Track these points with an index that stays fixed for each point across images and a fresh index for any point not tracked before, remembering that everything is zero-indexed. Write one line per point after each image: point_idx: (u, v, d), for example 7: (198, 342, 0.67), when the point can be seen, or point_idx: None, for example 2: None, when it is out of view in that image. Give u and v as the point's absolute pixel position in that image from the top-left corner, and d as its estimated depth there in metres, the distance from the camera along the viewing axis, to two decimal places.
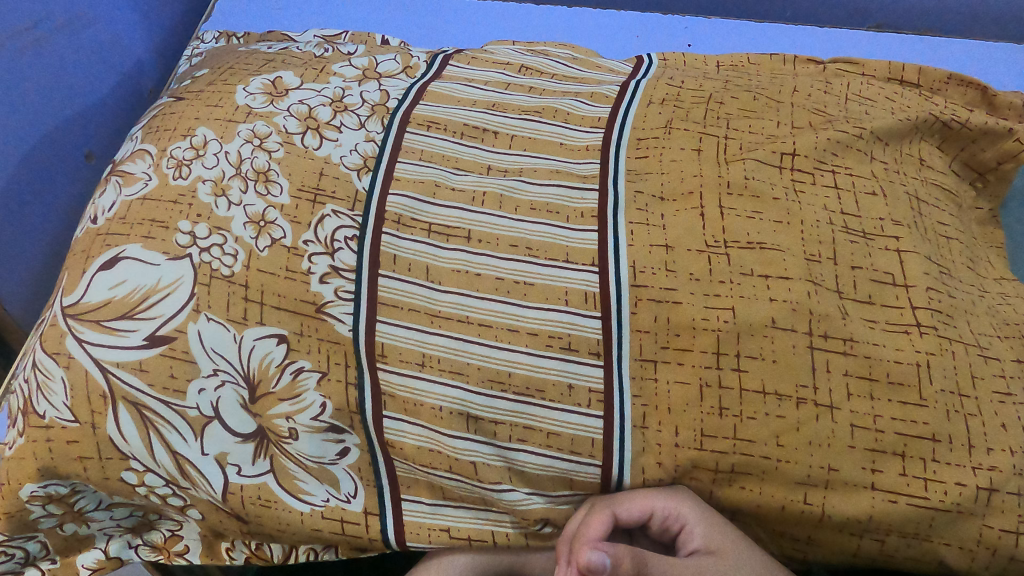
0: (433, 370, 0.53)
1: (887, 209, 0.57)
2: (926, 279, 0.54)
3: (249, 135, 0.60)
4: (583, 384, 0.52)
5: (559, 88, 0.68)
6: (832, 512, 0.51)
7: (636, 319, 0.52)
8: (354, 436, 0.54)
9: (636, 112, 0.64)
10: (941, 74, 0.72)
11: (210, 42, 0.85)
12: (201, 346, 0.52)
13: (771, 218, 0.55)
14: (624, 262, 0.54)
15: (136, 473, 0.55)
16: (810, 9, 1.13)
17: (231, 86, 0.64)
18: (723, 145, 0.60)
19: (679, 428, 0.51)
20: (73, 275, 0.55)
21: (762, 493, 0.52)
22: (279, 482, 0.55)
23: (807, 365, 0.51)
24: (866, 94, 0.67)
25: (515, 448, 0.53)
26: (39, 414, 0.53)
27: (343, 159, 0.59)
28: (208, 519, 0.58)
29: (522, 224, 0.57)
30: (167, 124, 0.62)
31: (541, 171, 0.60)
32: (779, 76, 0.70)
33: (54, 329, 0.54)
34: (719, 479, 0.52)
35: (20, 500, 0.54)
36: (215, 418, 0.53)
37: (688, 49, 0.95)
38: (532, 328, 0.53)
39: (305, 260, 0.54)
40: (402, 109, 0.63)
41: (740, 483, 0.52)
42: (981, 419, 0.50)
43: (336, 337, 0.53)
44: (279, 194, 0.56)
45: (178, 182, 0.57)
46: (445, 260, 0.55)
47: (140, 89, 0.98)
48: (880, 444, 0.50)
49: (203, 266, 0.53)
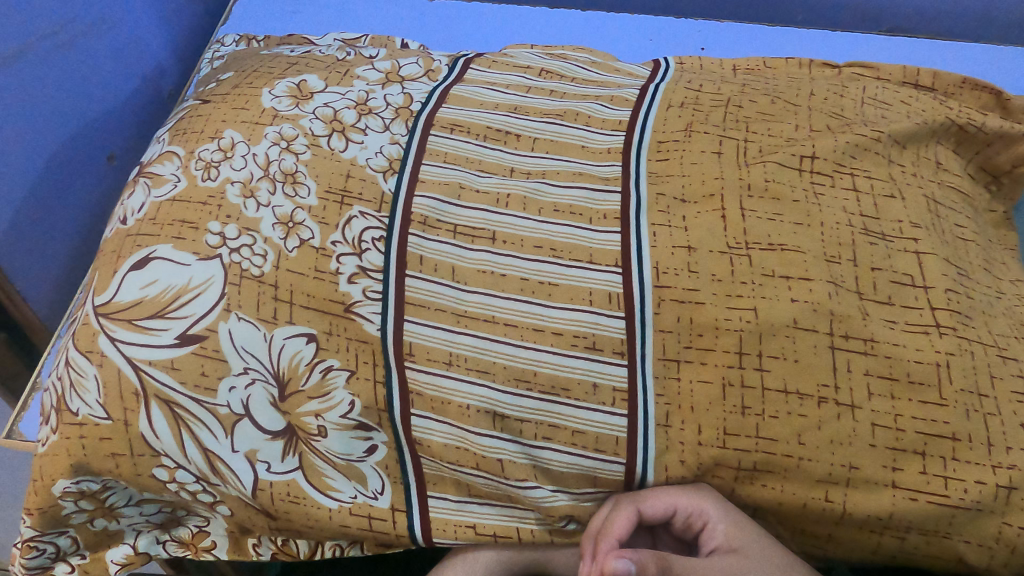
0: (460, 369, 0.53)
1: (906, 211, 0.58)
2: (945, 280, 0.55)
3: (275, 138, 0.61)
4: (607, 383, 0.53)
5: (579, 91, 0.69)
6: (853, 509, 0.51)
7: (659, 319, 0.53)
8: (381, 434, 0.55)
9: (656, 115, 0.65)
10: (955, 78, 0.73)
11: (231, 45, 0.86)
12: (232, 344, 0.53)
13: (791, 219, 0.56)
14: (646, 263, 0.55)
15: (167, 470, 0.55)
16: (822, 12, 1.14)
17: (257, 89, 0.65)
18: (742, 148, 0.61)
19: (702, 427, 0.52)
20: (105, 274, 0.56)
21: (784, 491, 0.52)
22: (307, 479, 0.56)
23: (828, 365, 0.51)
24: (882, 97, 0.68)
25: (541, 445, 0.54)
26: (73, 411, 0.54)
27: (369, 161, 0.60)
28: (236, 515, 0.59)
29: (546, 226, 0.58)
30: (195, 127, 0.63)
31: (564, 173, 0.61)
32: (795, 80, 0.71)
33: (87, 328, 0.55)
34: (741, 477, 0.53)
35: (53, 495, 0.55)
36: (245, 416, 0.54)
37: (702, 52, 0.96)
38: (557, 327, 0.54)
39: (334, 260, 0.55)
40: (426, 112, 0.64)
41: (762, 481, 0.53)
42: (1000, 418, 0.51)
43: (364, 336, 0.54)
44: (306, 196, 0.57)
45: (207, 184, 0.58)
46: (470, 261, 0.56)
47: (160, 92, 0.99)
48: (900, 443, 0.51)
49: (233, 267, 0.54)
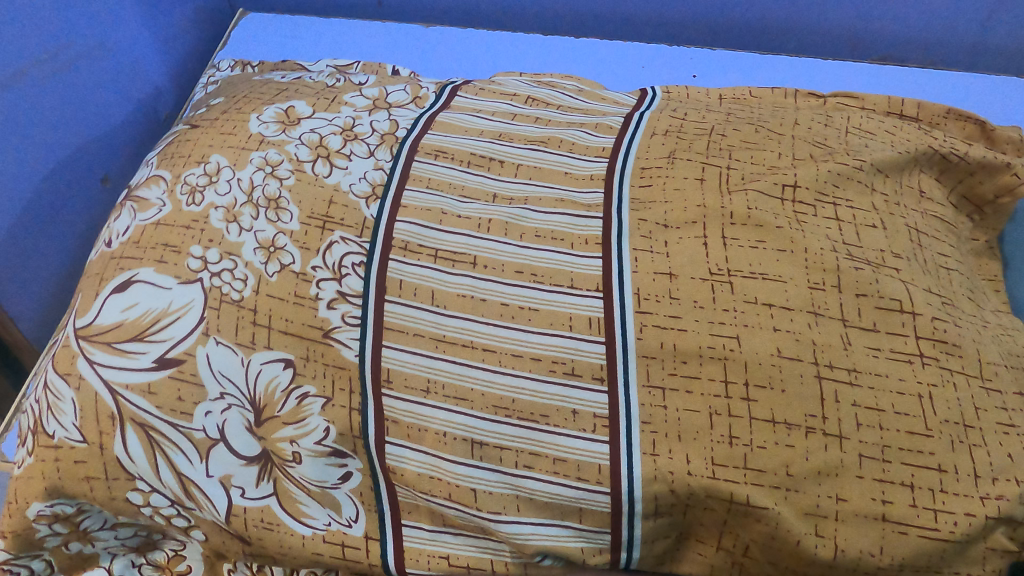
0: (438, 396, 0.53)
1: (887, 240, 0.58)
2: (930, 309, 0.54)
3: (260, 163, 0.61)
4: (588, 410, 0.52)
5: (565, 119, 0.69)
6: (845, 546, 0.49)
7: (642, 344, 0.53)
8: (357, 461, 0.55)
9: (640, 143, 0.65)
10: (939, 108, 0.74)
11: (226, 70, 0.87)
12: (209, 369, 0.53)
13: (774, 247, 0.56)
14: (628, 289, 0.55)
15: (142, 493, 0.55)
16: (815, 41, 1.14)
17: (246, 115, 0.66)
18: (725, 175, 0.61)
19: (690, 457, 0.50)
20: (86, 297, 0.57)
21: (778, 527, 0.50)
22: (282, 506, 0.55)
23: (814, 395, 0.51)
24: (866, 127, 0.68)
25: (523, 474, 0.52)
26: (49, 434, 0.54)
27: (352, 187, 0.60)
28: (211, 540, 0.59)
29: (528, 251, 0.58)
30: (182, 151, 0.64)
31: (546, 199, 0.61)
32: (780, 110, 0.71)
33: (66, 350, 0.55)
34: (733, 510, 0.50)
35: (27, 518, 0.55)
36: (220, 441, 0.54)
37: (693, 80, 0.96)
38: (536, 353, 0.54)
39: (313, 286, 0.55)
40: (411, 138, 0.65)
41: (757, 516, 0.50)
42: (986, 450, 0.50)
43: (342, 362, 0.54)
44: (289, 221, 0.58)
45: (190, 208, 0.59)
46: (450, 286, 0.56)
47: (157, 115, 1.00)
48: (887, 475, 0.49)
49: (213, 291, 0.55)
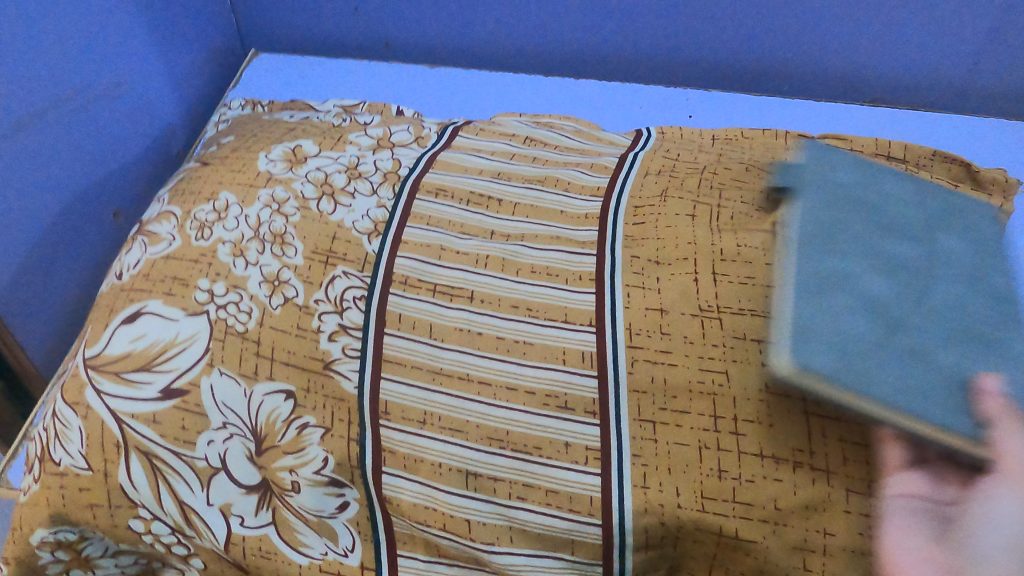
0: (434, 428, 0.55)
1: (874, 278, 0.59)
2: (915, 347, 0.56)
3: (268, 201, 0.63)
4: (580, 442, 0.53)
5: (562, 159, 0.72)
6: None
7: (633, 378, 0.54)
8: (354, 491, 0.56)
9: (634, 183, 0.68)
10: (925, 151, 0.76)
11: (237, 108, 0.90)
12: (212, 399, 0.54)
13: (763, 283, 0.57)
14: (619, 324, 0.57)
15: (144, 521, 0.56)
16: (809, 83, 1.18)
17: (255, 154, 0.69)
18: (715, 213, 0.63)
19: (679, 489, 0.51)
20: (96, 328, 0.59)
21: (766, 560, 0.51)
22: (280, 534, 0.57)
23: (802, 430, 0.52)
24: (854, 168, 0.70)
25: (515, 506, 0.53)
26: (55, 461, 0.55)
27: (354, 224, 0.63)
28: (210, 568, 0.60)
29: (523, 286, 0.60)
30: (193, 188, 0.67)
31: (542, 237, 0.63)
32: (771, 151, 0.74)
33: (75, 379, 0.57)
34: (723, 543, 0.51)
35: (31, 545, 0.56)
36: (221, 469, 0.55)
37: (688, 120, 0.99)
38: (530, 386, 0.55)
39: (316, 318, 0.57)
40: (413, 176, 0.67)
41: (746, 550, 0.51)
42: (969, 487, 0.51)
43: (341, 394, 0.55)
44: (293, 256, 0.60)
45: (199, 243, 0.61)
46: (448, 319, 0.58)
47: (168, 152, 1.04)
48: (872, 510, 0.50)
49: (219, 323, 0.57)
